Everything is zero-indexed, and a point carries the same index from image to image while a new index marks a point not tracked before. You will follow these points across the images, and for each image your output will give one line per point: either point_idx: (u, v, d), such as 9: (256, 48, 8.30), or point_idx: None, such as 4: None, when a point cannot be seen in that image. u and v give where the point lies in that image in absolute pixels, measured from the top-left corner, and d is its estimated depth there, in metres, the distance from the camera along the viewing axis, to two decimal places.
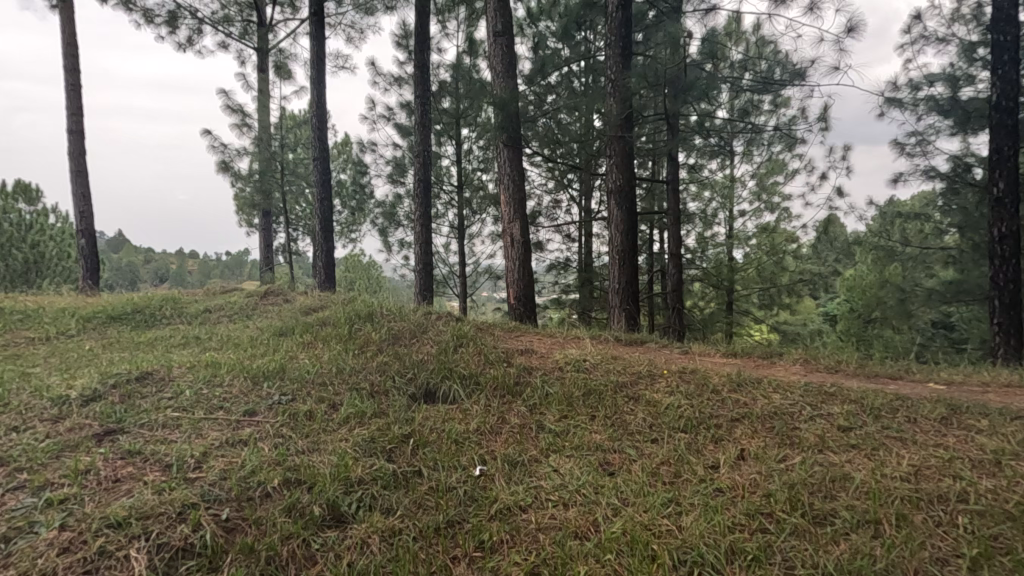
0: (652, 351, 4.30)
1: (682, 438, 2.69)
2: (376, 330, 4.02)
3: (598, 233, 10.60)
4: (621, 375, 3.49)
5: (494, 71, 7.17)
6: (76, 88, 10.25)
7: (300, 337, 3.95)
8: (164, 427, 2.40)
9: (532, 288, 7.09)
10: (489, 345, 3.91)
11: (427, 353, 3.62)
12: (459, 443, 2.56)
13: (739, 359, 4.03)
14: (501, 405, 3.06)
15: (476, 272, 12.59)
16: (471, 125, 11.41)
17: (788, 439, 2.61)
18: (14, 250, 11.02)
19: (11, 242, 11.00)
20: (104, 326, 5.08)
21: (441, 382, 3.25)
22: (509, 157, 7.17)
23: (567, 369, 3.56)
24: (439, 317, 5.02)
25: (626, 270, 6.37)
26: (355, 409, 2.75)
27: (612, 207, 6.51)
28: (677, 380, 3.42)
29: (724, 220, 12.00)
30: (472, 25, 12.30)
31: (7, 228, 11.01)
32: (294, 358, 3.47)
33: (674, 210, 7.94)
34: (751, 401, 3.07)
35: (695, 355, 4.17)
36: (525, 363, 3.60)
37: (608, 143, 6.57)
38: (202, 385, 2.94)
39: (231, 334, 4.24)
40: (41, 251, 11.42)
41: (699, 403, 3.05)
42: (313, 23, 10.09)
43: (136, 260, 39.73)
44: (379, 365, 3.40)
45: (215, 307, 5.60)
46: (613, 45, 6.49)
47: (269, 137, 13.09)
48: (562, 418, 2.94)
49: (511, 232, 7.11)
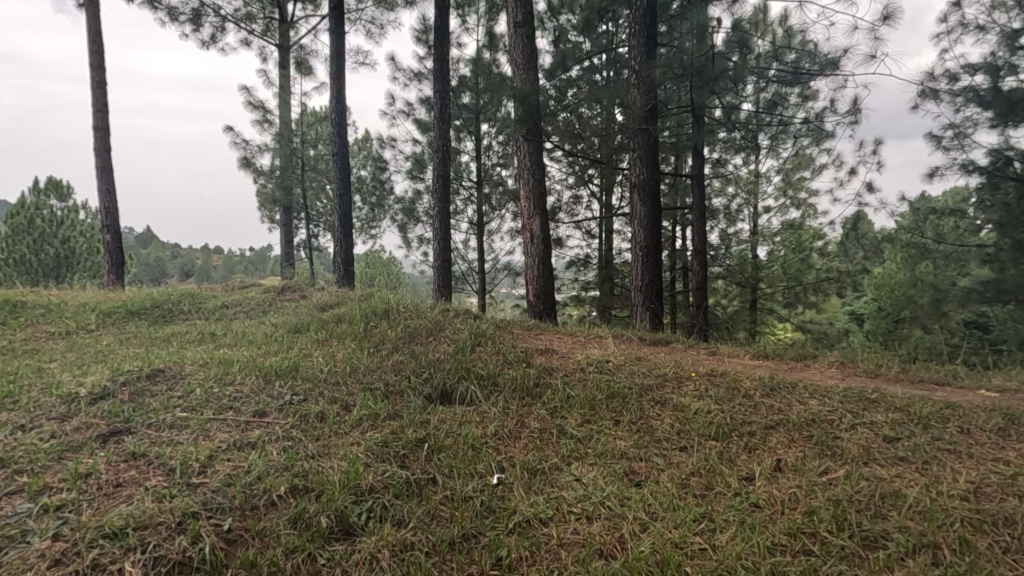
0: (678, 351, 4.12)
1: (714, 446, 2.52)
2: (392, 328, 3.92)
3: (618, 230, 10.39)
4: (645, 377, 3.33)
5: (514, 62, 7.02)
6: (101, 85, 10.39)
7: (315, 334, 3.87)
8: (172, 427, 2.32)
9: (552, 285, 6.94)
10: (507, 343, 3.78)
11: (444, 352, 3.50)
12: (476, 449, 2.43)
13: (770, 362, 3.83)
14: (520, 408, 2.92)
15: (495, 269, 12.47)
16: (490, 120, 11.28)
17: (830, 450, 2.42)
18: (46, 245, 11.25)
19: (42, 237, 11.24)
20: (123, 321, 5.08)
21: (458, 383, 3.13)
22: (529, 151, 7.02)
23: (588, 370, 3.41)
24: (456, 315, 4.91)
25: (649, 268, 6.18)
26: (368, 411, 2.64)
27: (635, 202, 6.32)
28: (705, 383, 3.25)
29: (747, 216, 11.68)
30: (492, 20, 12.17)
31: (38, 223, 11.26)
32: (308, 356, 3.39)
33: (699, 205, 7.71)
34: (787, 407, 2.88)
35: (723, 357, 3.98)
36: (544, 363, 3.46)
37: (631, 137, 6.37)
38: (214, 383, 2.86)
39: (246, 330, 4.19)
40: (72, 247, 11.62)
41: (730, 408, 2.88)
42: (333, 18, 10.05)
43: (162, 255, 40.58)
44: (394, 364, 3.29)
45: (232, 303, 5.58)
46: (637, 35, 6.26)
47: (290, 133, 13.15)
48: (585, 422, 2.80)
49: (531, 228, 6.96)
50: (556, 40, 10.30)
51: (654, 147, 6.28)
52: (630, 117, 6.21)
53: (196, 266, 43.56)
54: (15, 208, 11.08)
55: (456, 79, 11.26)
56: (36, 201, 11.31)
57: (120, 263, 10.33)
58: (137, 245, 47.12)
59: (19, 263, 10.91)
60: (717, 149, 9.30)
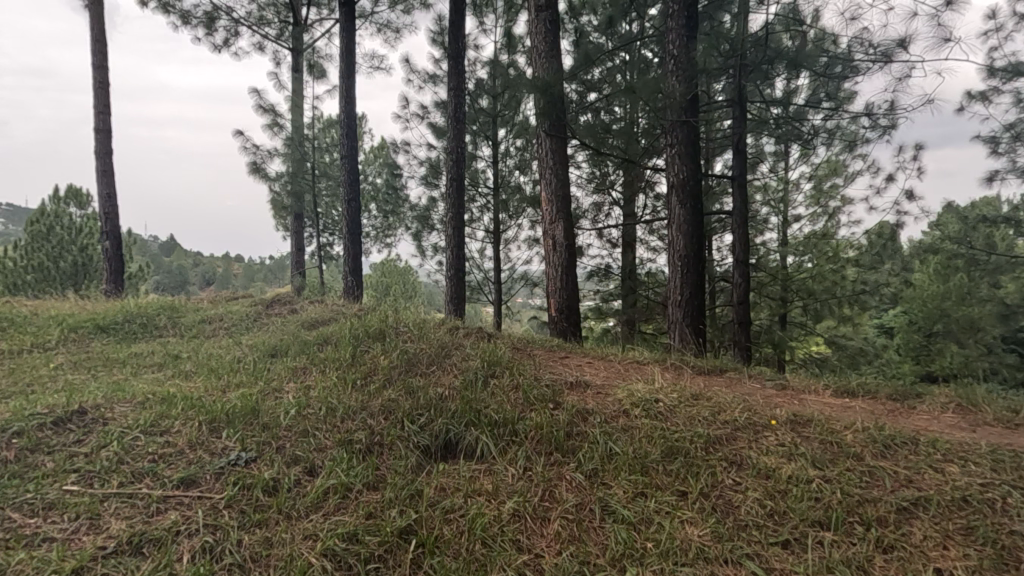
0: (739, 385, 3.33)
1: (836, 544, 1.74)
2: (386, 353, 3.18)
3: (644, 239, 9.59)
4: (710, 425, 2.54)
5: (535, 51, 6.33)
6: (104, 85, 9.93)
7: (292, 361, 3.15)
8: (48, 511, 1.62)
9: (576, 299, 6.17)
10: (528, 374, 3.02)
11: (448, 388, 2.76)
12: (488, 544, 1.69)
13: (862, 401, 3.00)
14: (546, 471, 2.18)
15: (512, 279, 11.73)
16: (508, 125, 10.60)
17: (1013, 560, 1.63)
18: (64, 252, 10.78)
19: (61, 244, 10.77)
20: (88, 339, 4.42)
21: (465, 432, 2.40)
22: (552, 148, 6.28)
23: (635, 415, 2.63)
24: (467, 336, 4.15)
25: (689, 282, 5.39)
26: (338, 480, 1.92)
27: (673, 203, 5.55)
28: (792, 434, 2.45)
29: (777, 226, 10.80)
30: (510, 21, 11.54)
31: (56, 230, 10.79)
32: (277, 393, 2.66)
33: (742, 210, 6.87)
34: (918, 478, 2.08)
35: (800, 395, 3.15)
36: (576, 403, 2.70)
37: (669, 131, 5.60)
38: (139, 433, 2.15)
39: (215, 354, 3.49)
40: (90, 254, 11.12)
41: (839, 476, 2.10)
42: (343, 14, 9.46)
43: (184, 263, 40.74)
44: (383, 405, 2.56)
45: (213, 318, 4.90)
46: (675, 16, 5.45)
47: (301, 137, 12.64)
48: (639, 495, 2.03)
49: (553, 234, 6.22)
50: (577, 40, 9.62)
51: (695, 144, 5.52)
52: (669, 110, 5.44)
53: (214, 273, 43.52)
54: (36, 214, 10.66)
55: (472, 82, 10.66)
56: (56, 207, 10.88)
57: (119, 270, 9.81)
58: (161, 253, 47.49)
59: (37, 270, 10.50)
60: (755, 153, 8.51)
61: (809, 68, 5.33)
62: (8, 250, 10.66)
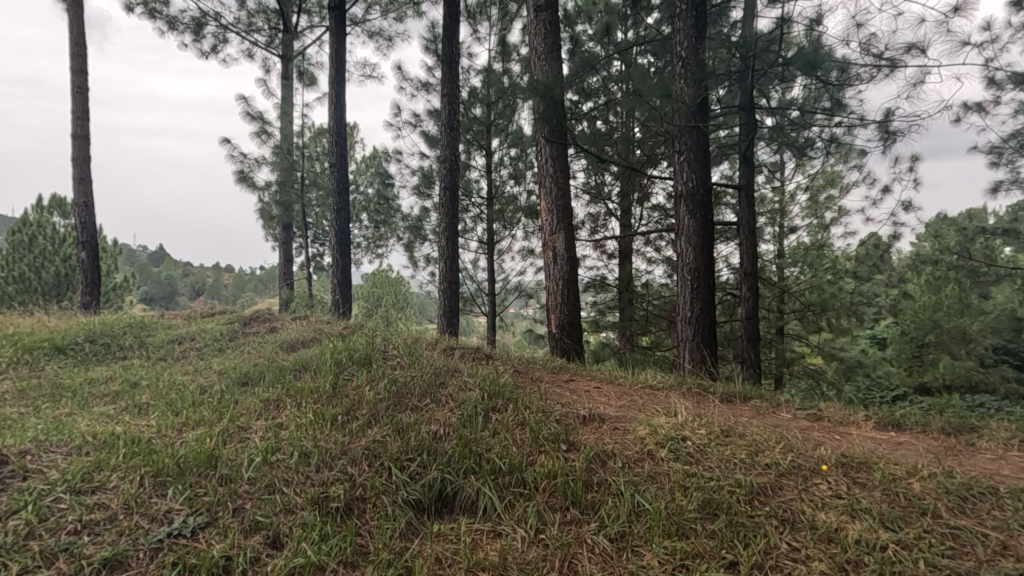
0: (768, 416, 2.97)
1: None
2: (372, 381, 2.79)
3: (643, 250, 9.25)
4: (751, 471, 2.18)
5: (534, 54, 6.02)
6: (82, 89, 9.50)
7: (264, 392, 2.75)
8: None
9: (577, 313, 5.81)
10: (535, 407, 2.64)
11: (443, 425, 2.39)
12: None
13: (911, 436, 2.64)
14: (562, 533, 1.80)
15: (506, 290, 11.32)
16: (502, 134, 10.28)
17: None
18: (46, 263, 10.29)
19: (43, 255, 10.27)
20: (43, 361, 3.99)
21: (465, 482, 2.03)
22: (552, 155, 5.95)
23: (661, 458, 2.25)
24: (462, 358, 3.75)
25: (700, 296, 5.04)
26: (307, 558, 1.54)
27: (681, 213, 5.23)
28: (847, 482, 2.09)
29: (774, 238, 10.53)
30: (504, 29, 11.25)
31: (38, 241, 10.29)
32: (243, 435, 2.26)
33: (748, 221, 6.57)
34: (1016, 544, 1.71)
35: (839, 428, 2.79)
36: (592, 443, 2.32)
37: (676, 137, 5.28)
38: (64, 492, 1.75)
39: (178, 382, 3.07)
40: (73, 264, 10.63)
41: (917, 542, 1.73)
42: (333, 19, 9.11)
43: (173, 273, 39.92)
44: (368, 448, 2.18)
45: (185, 337, 4.46)
46: (682, 16, 5.16)
47: (290, 146, 12.23)
48: (677, 567, 1.65)
49: (554, 246, 5.88)
50: (573, 48, 9.33)
51: (705, 151, 5.20)
52: (676, 115, 5.12)
53: (205, 284, 42.70)
54: (17, 224, 10.20)
55: (466, 91, 10.34)
56: (39, 217, 10.38)
57: (97, 283, 9.33)
58: (152, 263, 46.75)
59: (19, 281, 9.98)
60: (757, 163, 8.24)
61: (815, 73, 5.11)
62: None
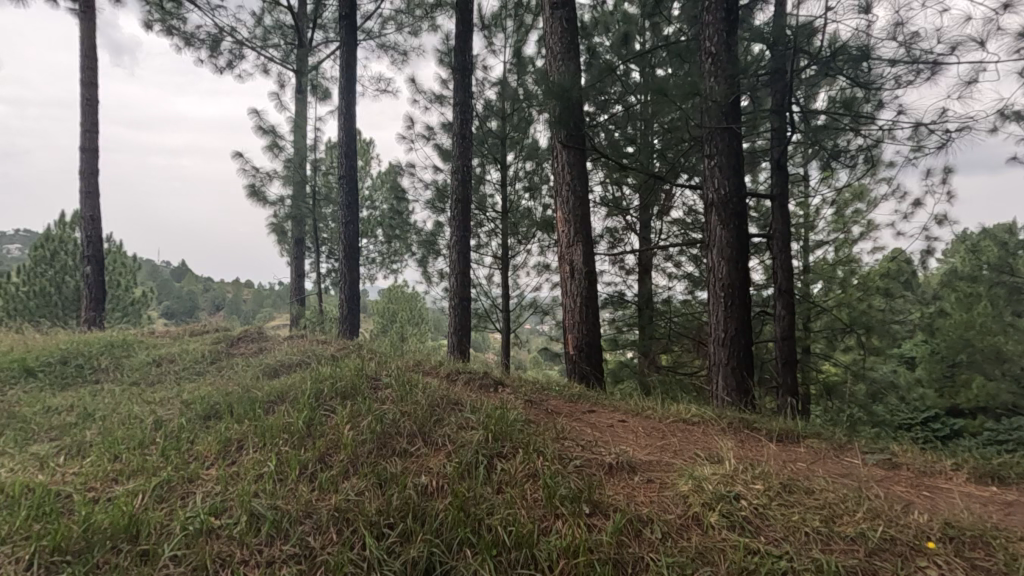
0: (834, 463, 2.45)
1: None
2: (354, 419, 2.33)
3: (666, 266, 8.73)
4: (834, 549, 1.66)
5: (551, 54, 5.63)
6: (92, 102, 9.35)
7: (228, 429, 2.31)
8: None
9: (596, 333, 5.32)
10: (550, 452, 2.16)
11: (436, 478, 1.92)
12: None
13: (1021, 496, 2.11)
14: None
15: (520, 307, 10.77)
16: (517, 147, 9.89)
17: None
18: (66, 277, 10.10)
19: (63, 270, 10.09)
20: (6, 384, 3.61)
21: (457, 561, 1.55)
22: (569, 160, 5.50)
23: (714, 529, 1.75)
24: (469, 388, 3.28)
25: (734, 315, 4.54)
26: None
27: (712, 222, 4.74)
28: (964, 568, 1.57)
29: (802, 253, 9.94)
30: (520, 41, 10.93)
31: (62, 256, 10.08)
32: (186, 490, 1.82)
33: (782, 235, 6.06)
34: None
35: (924, 482, 2.26)
36: (624, 506, 1.83)
37: (706, 139, 4.81)
38: None
39: (134, 415, 2.64)
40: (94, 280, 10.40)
41: None
42: (345, 27, 8.83)
43: (194, 288, 40.19)
44: (338, 509, 1.72)
45: (166, 359, 4.06)
46: (714, 11, 4.72)
47: (302, 160, 12.01)
48: None
49: (571, 259, 5.41)
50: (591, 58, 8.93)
51: (738, 155, 4.72)
52: (706, 116, 4.67)
53: (226, 299, 42.89)
54: (41, 238, 9.99)
55: (480, 104, 10.00)
56: (62, 233, 10.12)
57: (101, 297, 9.07)
58: (173, 278, 47.28)
59: (38, 296, 9.79)
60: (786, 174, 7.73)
61: (844, 75, 4.69)
62: (10, 275, 10.00)
